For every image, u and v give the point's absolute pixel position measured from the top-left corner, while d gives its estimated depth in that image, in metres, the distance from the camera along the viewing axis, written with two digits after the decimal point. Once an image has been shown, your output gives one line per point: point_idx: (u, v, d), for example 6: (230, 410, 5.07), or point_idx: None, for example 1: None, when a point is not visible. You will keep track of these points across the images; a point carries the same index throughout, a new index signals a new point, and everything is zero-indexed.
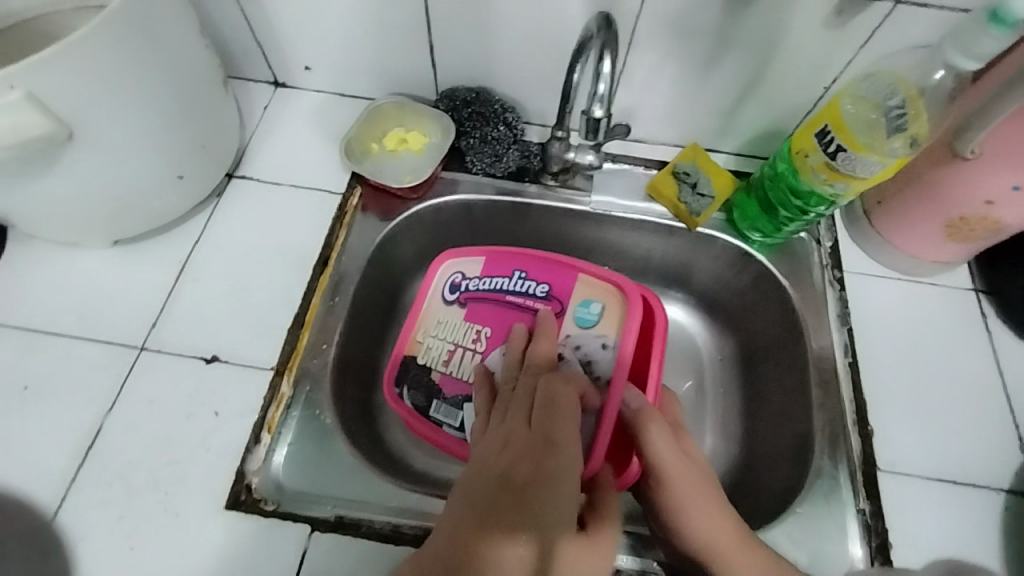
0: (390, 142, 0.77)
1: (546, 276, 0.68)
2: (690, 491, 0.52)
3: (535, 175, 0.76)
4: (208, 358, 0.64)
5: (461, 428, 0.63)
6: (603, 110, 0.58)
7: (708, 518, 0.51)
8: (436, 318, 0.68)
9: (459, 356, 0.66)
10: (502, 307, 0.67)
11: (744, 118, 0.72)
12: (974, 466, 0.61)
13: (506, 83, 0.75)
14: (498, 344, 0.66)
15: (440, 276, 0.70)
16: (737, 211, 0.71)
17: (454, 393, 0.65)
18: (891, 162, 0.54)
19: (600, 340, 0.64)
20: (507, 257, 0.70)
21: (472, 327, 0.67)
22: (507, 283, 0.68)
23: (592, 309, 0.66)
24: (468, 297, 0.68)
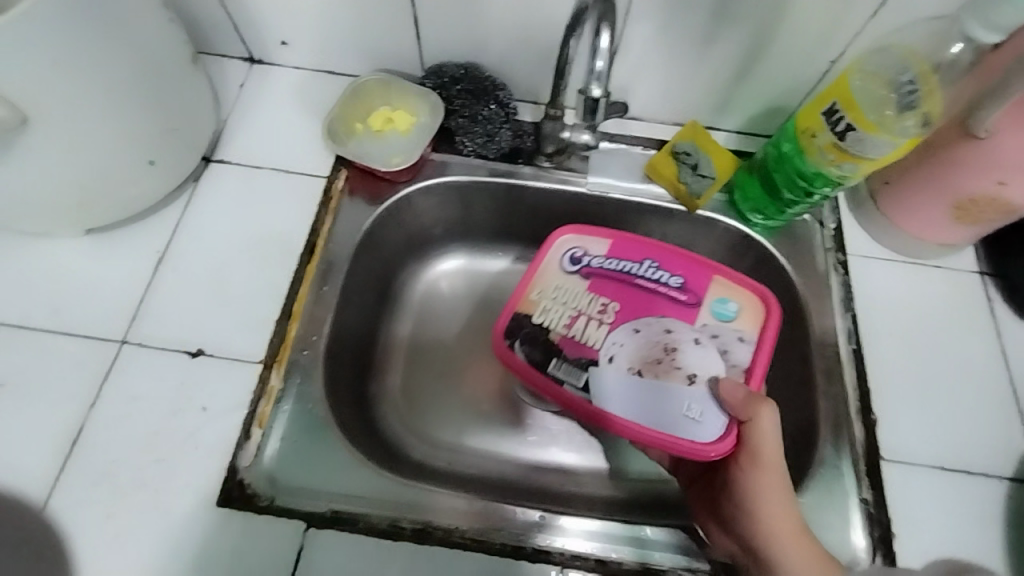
0: (376, 122, 0.73)
1: (679, 266, 0.65)
2: (767, 479, 0.55)
3: (529, 156, 0.73)
4: (192, 352, 0.61)
5: (586, 388, 0.59)
6: (601, 89, 0.53)
7: (776, 512, 0.54)
8: (555, 284, 0.64)
9: (584, 322, 0.62)
10: (635, 292, 0.64)
11: (747, 94, 0.69)
12: (974, 451, 0.60)
13: (496, 58, 0.71)
14: (629, 321, 0.62)
15: (559, 245, 0.65)
16: (739, 192, 0.69)
17: (576, 355, 0.60)
18: (903, 141, 0.52)
19: (737, 335, 0.61)
20: (638, 242, 0.66)
21: (600, 299, 0.63)
22: (638, 269, 0.65)
23: (728, 304, 0.63)
24: (592, 272, 0.64)
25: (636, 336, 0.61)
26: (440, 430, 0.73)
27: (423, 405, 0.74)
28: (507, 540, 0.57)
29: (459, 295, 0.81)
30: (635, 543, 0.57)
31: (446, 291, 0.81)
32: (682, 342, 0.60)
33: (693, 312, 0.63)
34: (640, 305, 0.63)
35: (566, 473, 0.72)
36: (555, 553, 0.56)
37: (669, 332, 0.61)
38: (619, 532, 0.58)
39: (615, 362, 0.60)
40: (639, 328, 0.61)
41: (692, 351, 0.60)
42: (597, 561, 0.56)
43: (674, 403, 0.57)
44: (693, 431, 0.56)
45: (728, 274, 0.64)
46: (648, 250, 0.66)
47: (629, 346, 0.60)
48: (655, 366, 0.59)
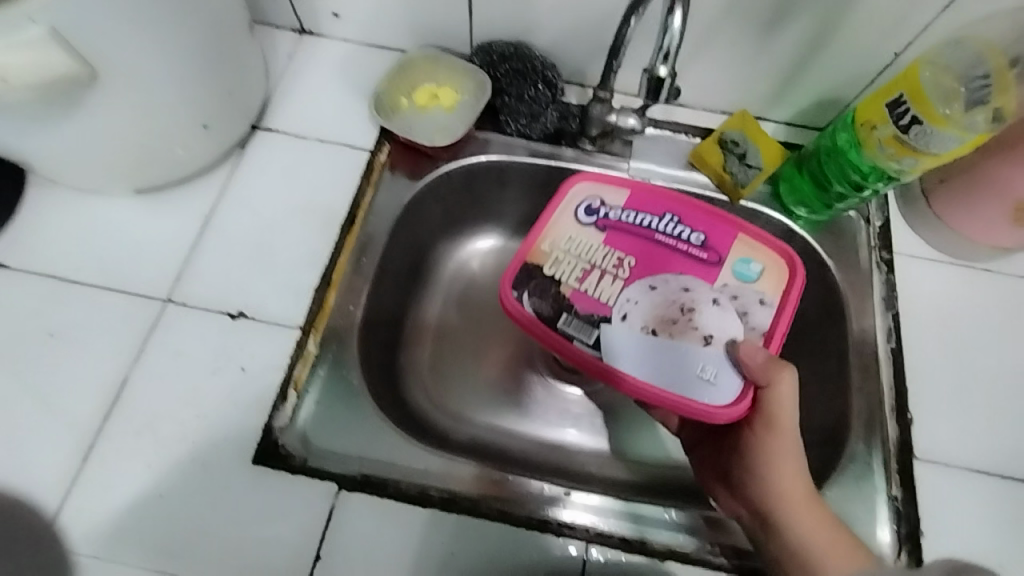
0: (420, 97, 0.73)
1: (700, 224, 0.63)
2: (782, 446, 0.55)
3: (572, 139, 0.73)
4: (234, 314, 0.63)
5: (597, 345, 0.57)
6: (668, 68, 0.53)
7: (788, 478, 0.53)
8: (569, 234, 0.62)
9: (597, 276, 0.60)
10: (654, 248, 0.62)
11: (802, 84, 0.67)
12: (1012, 458, 0.59)
13: (545, 37, 0.70)
14: (646, 277, 0.60)
15: (573, 196, 0.63)
16: (784, 185, 0.68)
17: (589, 312, 0.58)
18: (972, 137, 0.51)
19: (758, 297, 0.60)
20: (657, 197, 0.64)
21: (616, 254, 0.61)
22: (658, 224, 0.63)
23: (750, 267, 0.61)
24: (609, 225, 0.62)
25: (651, 293, 0.59)
26: (464, 403, 0.74)
27: (449, 378, 0.75)
28: (535, 514, 0.57)
29: (491, 275, 0.81)
30: (658, 525, 0.57)
31: (477, 270, 0.81)
32: (700, 302, 0.59)
33: (712, 271, 0.61)
34: (657, 261, 0.61)
35: (581, 453, 0.72)
36: (579, 530, 0.57)
37: (687, 291, 0.59)
38: (643, 513, 0.58)
39: (628, 320, 0.58)
40: (657, 284, 0.60)
41: (709, 312, 0.58)
42: (621, 539, 0.56)
43: (689, 364, 0.56)
44: (708, 394, 0.55)
45: (749, 236, 0.62)
46: (666, 206, 0.64)
47: (643, 304, 0.59)
48: (671, 326, 0.57)
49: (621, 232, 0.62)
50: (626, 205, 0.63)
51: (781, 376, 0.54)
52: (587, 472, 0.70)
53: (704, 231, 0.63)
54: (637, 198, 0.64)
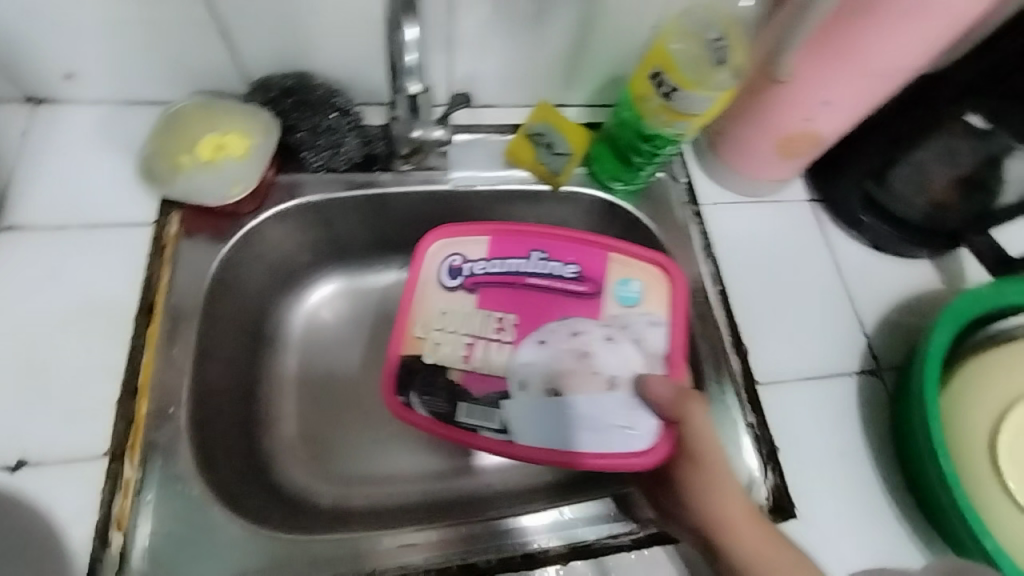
0: (204, 151, 0.64)
1: (569, 254, 0.61)
2: (710, 478, 0.53)
3: (384, 162, 0.69)
4: (12, 465, 0.52)
5: (504, 428, 0.55)
6: (419, 85, 0.52)
7: (725, 501, 0.52)
8: (440, 308, 0.59)
9: (482, 348, 0.58)
10: (529, 296, 0.60)
11: (588, 67, 0.69)
12: (830, 358, 0.68)
13: (323, 64, 0.65)
14: (531, 333, 0.58)
15: (434, 257, 0.60)
16: (596, 164, 0.71)
17: (486, 393, 0.57)
18: (717, 94, 0.54)
19: (646, 318, 0.59)
20: (519, 236, 0.61)
21: (494, 316, 0.59)
22: (527, 265, 0.61)
23: (631, 287, 0.60)
24: (478, 282, 0.60)
25: (543, 350, 0.58)
26: (346, 459, 0.69)
27: (324, 437, 0.70)
28: (491, 556, 0.55)
29: (343, 317, 0.76)
30: (556, 528, 0.57)
31: (330, 318, 0.76)
32: (593, 344, 0.58)
33: (595, 304, 0.60)
34: (540, 310, 0.59)
35: (482, 474, 0.70)
36: (481, 563, 0.55)
37: (577, 335, 0.58)
38: (537, 522, 0.57)
39: (527, 389, 0.56)
40: (546, 338, 0.58)
41: (606, 352, 0.57)
42: (522, 557, 0.56)
43: (599, 417, 0.55)
44: (628, 441, 0.55)
45: (620, 253, 0.61)
46: (534, 244, 0.61)
47: (543, 364, 0.57)
48: (578, 379, 0.56)
49: (493, 288, 0.60)
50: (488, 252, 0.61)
51: (693, 407, 0.54)
52: (493, 493, 0.69)
53: (576, 260, 0.61)
54: (499, 241, 0.61)
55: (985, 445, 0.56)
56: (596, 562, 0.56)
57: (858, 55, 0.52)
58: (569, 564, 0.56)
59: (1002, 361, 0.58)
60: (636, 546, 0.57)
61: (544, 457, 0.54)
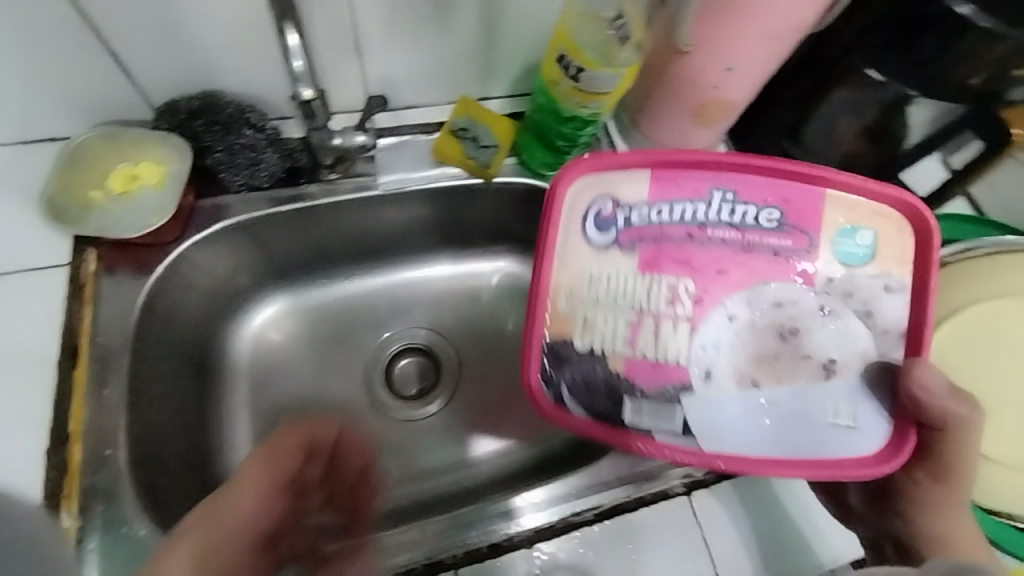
0: (117, 183, 0.61)
1: (767, 198, 0.49)
2: (951, 495, 0.53)
3: (310, 173, 0.68)
4: None
5: (687, 430, 0.47)
6: (311, 89, 0.51)
7: (960, 524, 0.54)
8: (590, 272, 0.49)
9: (649, 325, 0.48)
10: (722, 252, 0.48)
11: (503, 59, 0.69)
12: None
13: (231, 80, 0.63)
14: (710, 304, 0.48)
15: (574, 203, 0.49)
16: (525, 153, 0.71)
17: (657, 385, 0.48)
18: (624, 71, 0.56)
19: (879, 282, 0.48)
20: (689, 173, 0.50)
21: (660, 282, 0.48)
22: (707, 212, 0.49)
23: (858, 240, 0.48)
24: (631, 238, 0.49)
25: (732, 328, 0.48)
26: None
27: None
28: (457, 551, 0.58)
29: (292, 337, 0.74)
30: (513, 516, 0.59)
31: (278, 339, 0.74)
32: (802, 317, 0.48)
33: (801, 263, 0.48)
34: (714, 274, 0.48)
35: (473, 463, 0.72)
36: (448, 559, 0.58)
37: (782, 306, 0.48)
38: (496, 513, 0.60)
39: (712, 379, 0.47)
40: (733, 312, 0.48)
41: (822, 331, 0.48)
42: (489, 547, 0.58)
43: (814, 415, 0.47)
44: (846, 444, 0.47)
45: (839, 194, 0.48)
46: (711, 184, 0.50)
47: (725, 350, 0.47)
48: (766, 365, 0.47)
49: (665, 244, 0.49)
50: (649, 194, 0.49)
51: (954, 424, 0.50)
52: (484, 482, 0.70)
53: (776, 202, 0.49)
54: (674, 181, 0.49)
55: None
56: (563, 540, 0.58)
57: (750, 23, 0.54)
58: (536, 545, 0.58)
59: (989, 269, 0.60)
60: (599, 518, 0.59)
61: (751, 467, 0.47)
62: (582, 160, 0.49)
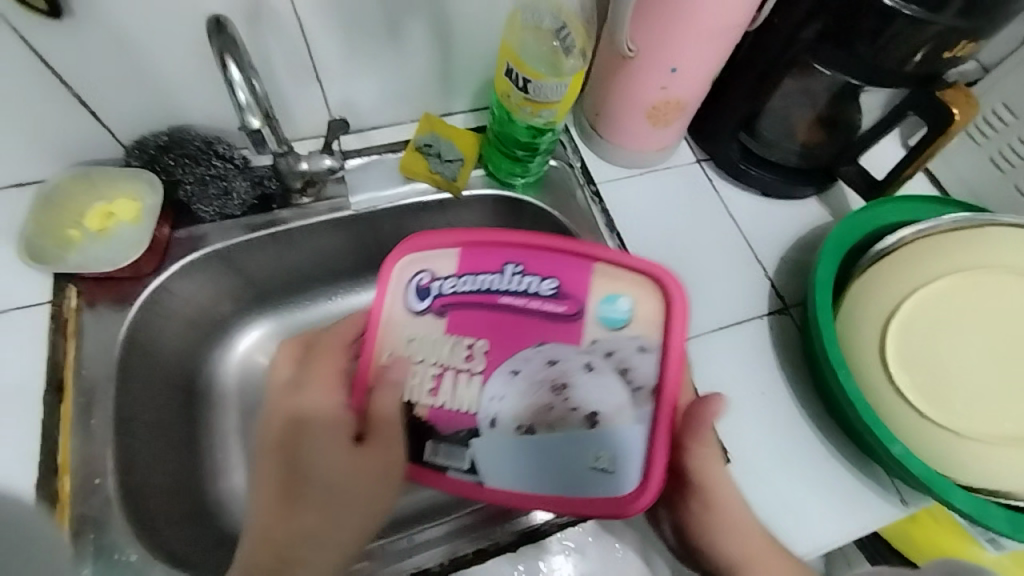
0: (94, 221, 0.65)
1: (549, 269, 0.54)
2: (707, 513, 0.52)
3: (282, 199, 0.70)
4: None
5: (472, 469, 0.51)
6: (259, 119, 0.52)
7: (738, 530, 0.51)
8: (407, 336, 0.53)
9: (452, 379, 0.52)
10: (502, 319, 0.53)
11: (461, 73, 0.71)
12: (742, 305, 0.71)
13: (196, 113, 0.66)
14: (502, 363, 0.52)
15: (400, 277, 0.54)
16: (491, 164, 0.73)
17: (453, 430, 0.52)
18: (570, 80, 0.57)
19: (635, 342, 0.52)
20: (491, 248, 0.55)
21: (462, 342, 0.52)
22: (500, 282, 0.54)
23: (619, 305, 0.53)
24: (446, 303, 0.53)
25: (517, 381, 0.52)
26: None
27: None
28: (444, 559, 0.59)
29: None
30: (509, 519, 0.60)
31: (266, 364, 0.76)
32: (571, 372, 0.52)
33: (576, 328, 0.53)
34: (511, 337, 0.53)
35: None
36: (434, 566, 0.59)
37: (555, 363, 0.52)
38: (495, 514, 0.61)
39: (500, 423, 0.51)
40: (517, 369, 0.52)
41: (586, 383, 0.52)
42: (474, 552, 0.59)
43: (579, 458, 0.51)
44: (608, 484, 0.51)
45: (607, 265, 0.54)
46: (506, 256, 0.54)
47: (510, 401, 0.51)
48: (538, 413, 0.51)
49: (469, 310, 0.53)
50: (454, 265, 0.54)
51: (692, 436, 0.51)
52: None
53: (555, 275, 0.54)
54: (481, 256, 0.54)
55: (878, 362, 0.59)
56: (547, 543, 0.59)
57: (688, 23, 0.56)
58: (519, 551, 0.59)
59: (947, 244, 0.62)
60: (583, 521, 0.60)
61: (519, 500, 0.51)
62: (406, 242, 0.54)
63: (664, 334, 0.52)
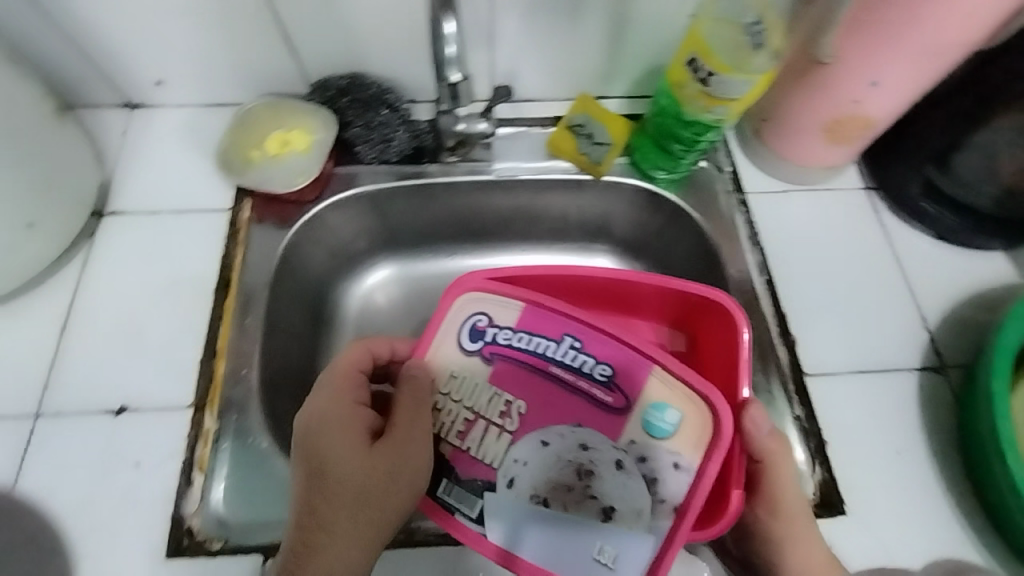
0: (272, 146, 0.70)
1: (608, 355, 0.53)
2: (787, 526, 0.54)
3: (432, 154, 0.74)
4: (114, 410, 0.60)
5: (479, 519, 0.51)
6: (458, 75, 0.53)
7: (805, 555, 0.53)
8: (452, 372, 0.54)
9: (482, 429, 0.53)
10: (548, 386, 0.53)
11: (628, 57, 0.70)
12: (886, 352, 0.65)
13: (377, 63, 0.71)
14: (534, 429, 0.52)
15: (458, 314, 0.55)
16: (638, 153, 0.71)
17: (471, 475, 0.52)
18: (757, 78, 0.55)
19: (673, 459, 0.51)
20: (555, 315, 0.55)
21: (501, 396, 0.53)
22: (554, 350, 0.54)
23: (666, 417, 0.51)
24: (495, 352, 0.54)
25: (545, 453, 0.51)
26: None
27: None
28: None
29: (395, 304, 0.80)
30: None
31: (382, 304, 0.80)
32: (599, 464, 0.51)
33: (619, 419, 0.52)
34: (554, 409, 0.53)
35: None
36: None
37: (588, 450, 0.51)
38: None
39: (517, 486, 0.51)
40: (551, 441, 0.52)
41: (613, 479, 0.50)
42: None
43: (584, 548, 0.49)
44: (624, 558, 0.49)
45: (667, 372, 0.52)
46: (569, 326, 0.54)
47: (532, 466, 0.51)
48: (558, 492, 0.50)
49: (517, 371, 0.54)
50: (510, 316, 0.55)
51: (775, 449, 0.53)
52: None
53: (610, 361, 0.53)
54: (538, 316, 0.55)
55: None
56: None
57: (908, 36, 0.51)
58: None
59: None
60: None
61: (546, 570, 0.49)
62: (469, 281, 0.56)
63: (699, 459, 0.51)
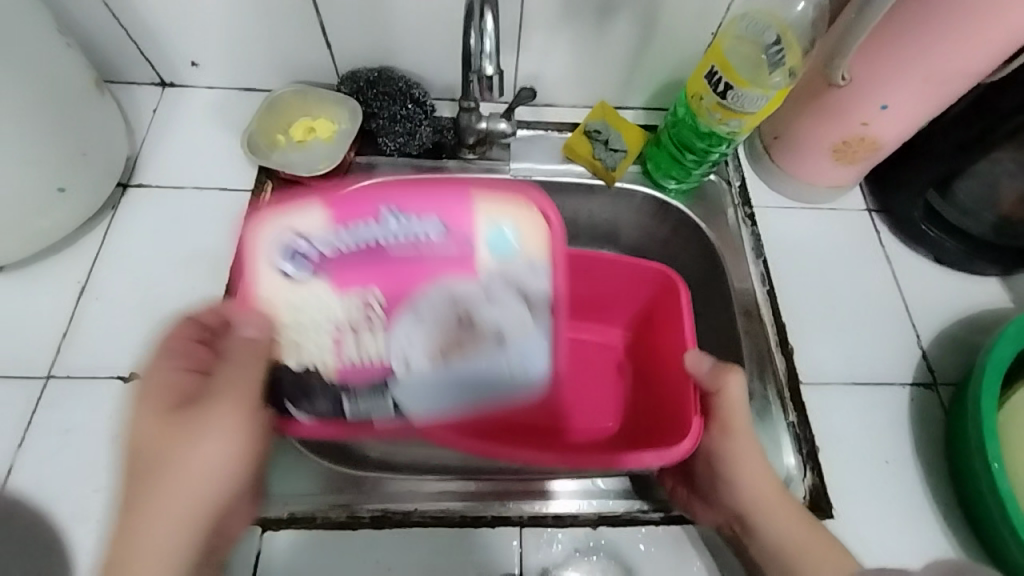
0: (297, 132, 0.72)
1: (426, 208, 0.49)
2: (739, 451, 0.56)
3: (452, 151, 0.75)
4: (125, 376, 0.60)
5: (395, 407, 0.49)
6: (494, 67, 0.53)
7: (756, 476, 0.56)
8: (286, 301, 0.47)
9: (352, 338, 0.47)
10: (388, 262, 0.48)
11: (647, 70, 0.73)
12: (880, 366, 0.67)
13: (406, 59, 0.73)
14: (402, 308, 0.48)
15: (264, 240, 0.47)
16: (651, 162, 0.74)
17: (366, 382, 0.48)
18: (773, 93, 0.57)
19: (530, 265, 0.50)
20: (361, 195, 0.49)
21: (354, 299, 0.47)
22: (381, 229, 0.48)
23: (505, 234, 0.49)
24: (322, 265, 0.47)
25: (423, 324, 0.48)
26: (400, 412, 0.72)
27: None
28: (525, 511, 0.57)
29: None
30: (590, 496, 0.59)
31: None
32: (475, 302, 0.49)
33: (467, 260, 0.49)
34: (404, 279, 0.48)
35: None
36: (515, 516, 0.57)
37: (458, 301, 0.49)
38: (576, 488, 0.60)
39: (411, 363, 0.48)
40: (420, 317, 0.48)
41: (497, 309, 0.49)
42: (554, 517, 0.57)
43: (495, 370, 0.49)
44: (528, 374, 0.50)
45: (483, 198, 0.49)
46: (384, 201, 0.49)
47: (419, 339, 0.48)
48: (452, 340, 0.48)
49: (355, 269, 0.48)
50: (317, 214, 0.48)
51: (729, 379, 0.57)
52: None
53: (432, 213, 0.49)
54: (354, 206, 0.48)
55: None
56: (627, 533, 0.57)
57: (921, 65, 0.55)
58: (599, 530, 0.57)
59: None
60: (665, 522, 0.57)
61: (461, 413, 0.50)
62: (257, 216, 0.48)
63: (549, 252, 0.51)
